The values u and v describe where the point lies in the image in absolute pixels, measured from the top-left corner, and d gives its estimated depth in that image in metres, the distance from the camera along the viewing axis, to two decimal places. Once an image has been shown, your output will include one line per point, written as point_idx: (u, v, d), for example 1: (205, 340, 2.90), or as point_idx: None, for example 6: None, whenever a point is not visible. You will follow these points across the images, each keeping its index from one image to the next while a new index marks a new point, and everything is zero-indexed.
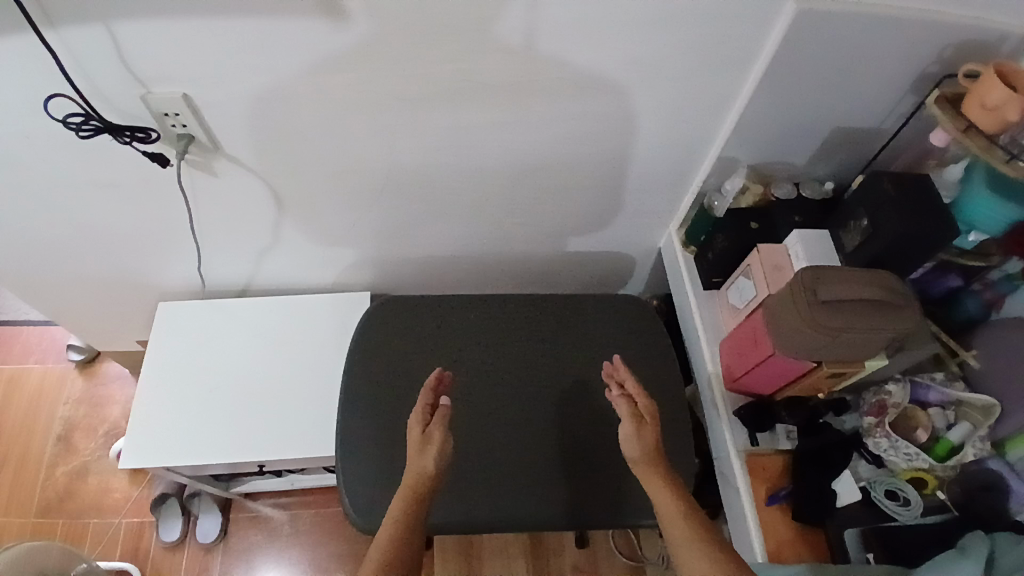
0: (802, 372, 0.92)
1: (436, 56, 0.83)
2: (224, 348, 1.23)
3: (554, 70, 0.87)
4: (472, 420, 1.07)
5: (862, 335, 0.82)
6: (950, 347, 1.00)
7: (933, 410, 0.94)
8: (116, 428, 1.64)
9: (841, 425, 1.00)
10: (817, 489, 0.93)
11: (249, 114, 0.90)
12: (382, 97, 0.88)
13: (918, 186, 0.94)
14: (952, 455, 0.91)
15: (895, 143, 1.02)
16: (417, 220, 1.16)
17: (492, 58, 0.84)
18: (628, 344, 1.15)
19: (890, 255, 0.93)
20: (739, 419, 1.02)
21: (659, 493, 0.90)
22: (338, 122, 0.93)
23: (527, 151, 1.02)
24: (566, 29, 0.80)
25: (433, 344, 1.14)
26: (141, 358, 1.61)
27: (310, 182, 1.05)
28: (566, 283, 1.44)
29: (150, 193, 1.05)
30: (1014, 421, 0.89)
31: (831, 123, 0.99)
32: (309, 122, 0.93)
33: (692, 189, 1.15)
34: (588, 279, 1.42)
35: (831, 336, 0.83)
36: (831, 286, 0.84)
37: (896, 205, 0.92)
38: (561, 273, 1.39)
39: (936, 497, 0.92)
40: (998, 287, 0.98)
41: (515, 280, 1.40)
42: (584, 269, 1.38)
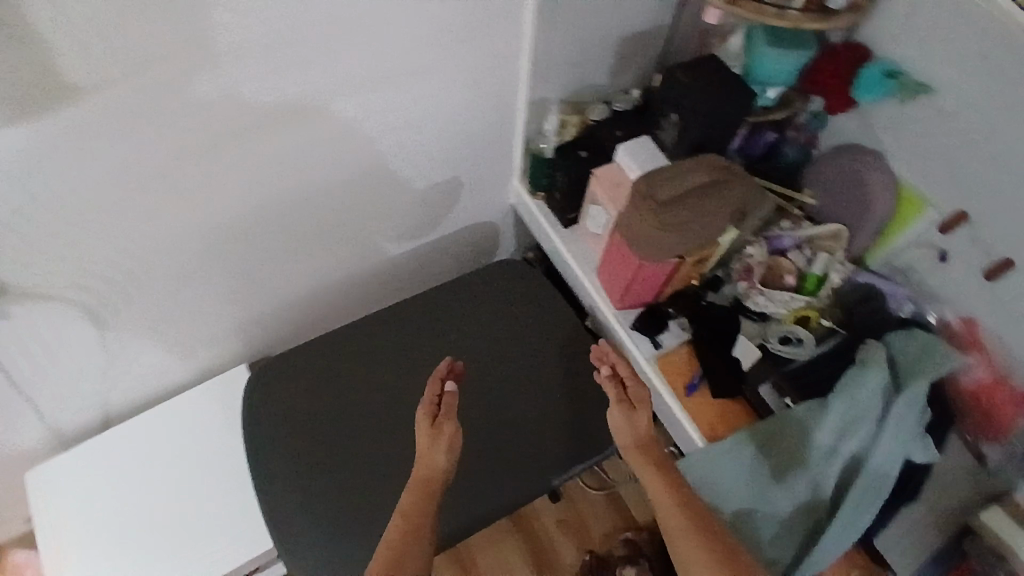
0: (671, 270, 0.99)
1: (195, 87, 0.78)
2: (119, 485, 1.12)
3: (327, 65, 0.84)
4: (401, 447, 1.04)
5: (708, 221, 0.89)
6: (786, 192, 1.06)
7: (792, 253, 1.03)
8: None
9: (722, 297, 1.06)
10: (724, 367, 1.00)
11: (22, 227, 0.81)
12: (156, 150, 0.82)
13: (706, 66, 0.98)
14: (823, 285, 1.02)
15: (676, 35, 1.08)
16: (263, 269, 1.10)
17: (267, 71, 0.81)
18: (516, 307, 1.16)
19: (707, 134, 0.98)
20: (638, 332, 1.06)
21: (652, 483, 0.88)
22: (127, 198, 0.85)
23: (341, 159, 0.99)
24: (314, 16, 0.78)
25: (332, 391, 1.08)
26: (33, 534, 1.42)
27: (128, 276, 0.95)
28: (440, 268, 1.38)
29: None
30: (860, 239, 1.01)
31: (615, 32, 1.01)
32: (94, 211, 0.84)
33: (518, 139, 1.15)
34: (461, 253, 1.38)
35: (681, 234, 0.89)
36: (666, 183, 0.89)
37: (697, 90, 0.95)
38: (431, 260, 1.35)
39: (823, 325, 1.01)
40: (810, 127, 1.07)
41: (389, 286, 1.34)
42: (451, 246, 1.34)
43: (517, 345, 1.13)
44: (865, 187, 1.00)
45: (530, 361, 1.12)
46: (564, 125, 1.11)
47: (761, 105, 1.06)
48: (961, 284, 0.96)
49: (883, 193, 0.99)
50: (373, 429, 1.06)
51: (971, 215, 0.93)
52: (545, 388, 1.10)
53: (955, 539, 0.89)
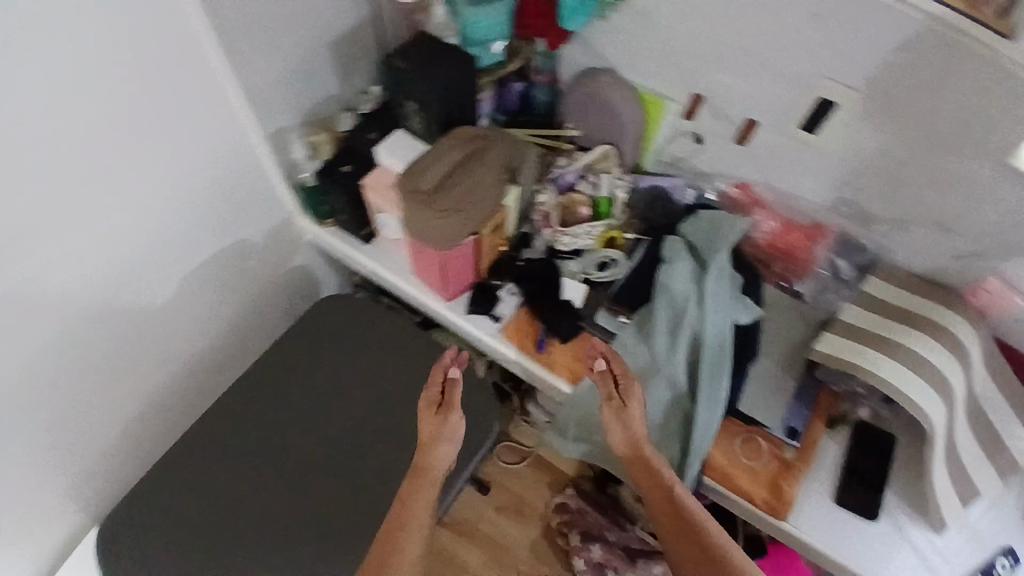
0: (473, 247, 0.98)
1: None
2: None
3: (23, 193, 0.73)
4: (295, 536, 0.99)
5: (478, 190, 0.88)
6: (552, 136, 1.14)
7: (580, 185, 1.10)
8: None
9: (536, 250, 1.09)
10: (561, 313, 1.03)
11: None
12: None
13: (418, 46, 0.96)
14: (614, 204, 1.09)
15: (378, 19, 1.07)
16: (71, 438, 0.94)
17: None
18: (357, 341, 1.12)
19: (448, 108, 0.97)
20: (474, 314, 1.05)
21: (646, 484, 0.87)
22: None
23: (98, 281, 0.87)
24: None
25: (200, 515, 0.99)
26: None
27: None
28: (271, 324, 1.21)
29: None
30: (628, 150, 1.11)
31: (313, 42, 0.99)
32: None
33: (277, 177, 1.05)
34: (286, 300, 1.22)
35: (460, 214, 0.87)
36: (427, 174, 0.88)
37: (421, 75, 0.93)
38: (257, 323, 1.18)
39: (629, 239, 1.09)
40: (546, 67, 1.11)
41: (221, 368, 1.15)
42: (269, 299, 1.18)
43: (371, 379, 1.10)
44: (610, 107, 1.06)
45: (389, 389, 1.09)
46: (317, 148, 1.05)
47: (493, 63, 1.06)
48: (719, 153, 1.05)
49: (625, 105, 1.05)
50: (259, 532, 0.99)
51: (704, 95, 1.00)
52: (413, 407, 1.07)
53: (797, 371, 0.99)
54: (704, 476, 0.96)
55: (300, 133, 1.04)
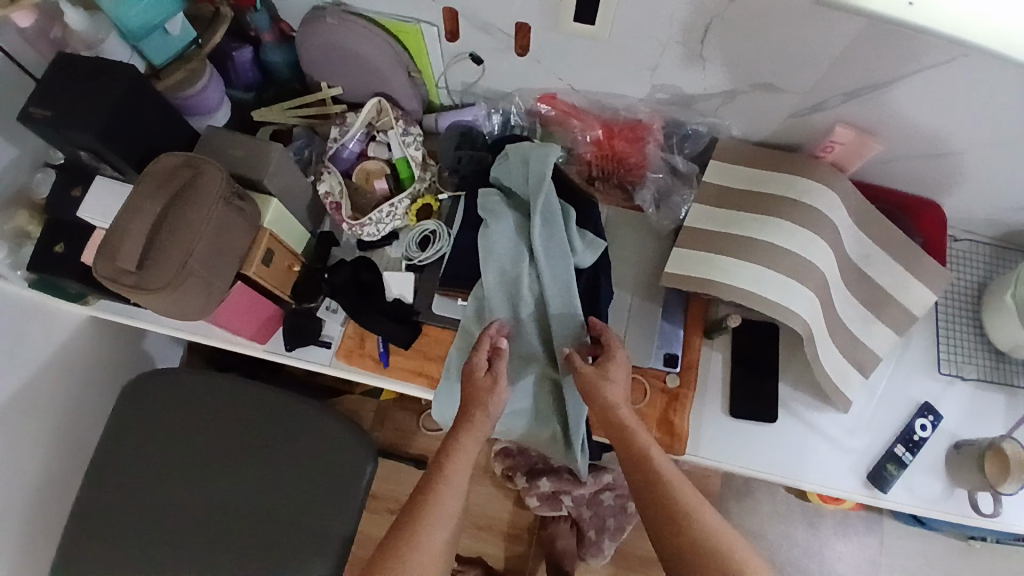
0: (250, 287, 0.81)
1: None
2: None
3: None
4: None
5: (195, 249, 0.69)
6: (315, 103, 0.92)
7: (370, 151, 0.92)
8: None
9: (347, 247, 0.94)
10: (389, 315, 0.87)
11: None
12: None
13: (52, 78, 0.72)
14: (413, 165, 0.90)
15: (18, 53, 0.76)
16: None
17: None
18: (190, 413, 0.97)
19: (140, 139, 0.76)
20: (298, 347, 0.89)
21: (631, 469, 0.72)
22: None
23: None
24: None
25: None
26: None
27: None
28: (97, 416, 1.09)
29: None
30: (407, 96, 0.91)
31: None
32: None
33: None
34: (101, 387, 1.09)
35: (181, 287, 0.70)
36: (120, 242, 0.68)
37: (68, 114, 0.71)
38: (80, 428, 1.05)
39: (444, 199, 0.93)
40: (260, 22, 0.84)
41: (64, 489, 1.04)
42: (82, 397, 1.05)
43: (217, 451, 0.96)
44: (364, 59, 0.85)
45: (239, 455, 0.95)
46: (25, 232, 0.82)
47: (186, 44, 0.81)
48: (508, 70, 0.88)
49: (377, 49, 0.84)
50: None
51: (456, 9, 0.79)
52: (275, 462, 0.94)
53: (662, 290, 0.90)
54: (593, 436, 0.90)
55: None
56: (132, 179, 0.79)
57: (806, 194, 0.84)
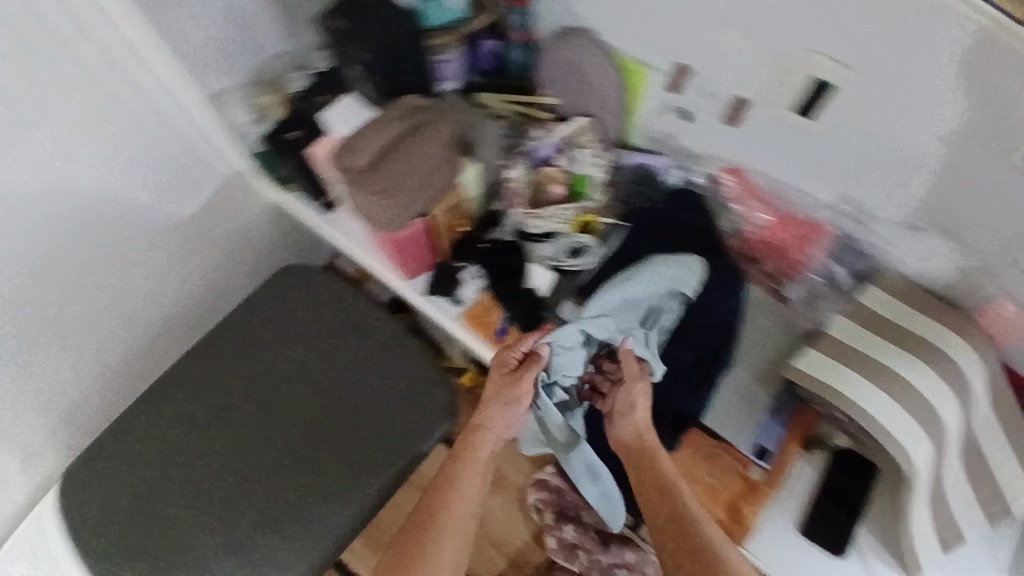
0: (428, 230, 0.91)
1: None
2: None
3: None
4: (230, 519, 0.98)
5: (414, 165, 0.80)
6: (527, 102, 1.02)
7: (557, 160, 0.98)
8: None
9: (504, 232, 0.99)
10: (521, 301, 0.95)
11: None
12: None
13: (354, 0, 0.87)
14: (591, 185, 0.99)
15: None
16: (26, 389, 0.98)
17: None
18: (317, 317, 1.07)
19: (398, 74, 0.89)
20: (434, 294, 1.00)
21: (653, 496, 0.82)
22: None
23: (20, 244, 0.88)
24: None
25: (147, 482, 0.99)
26: None
27: None
28: (232, 294, 1.20)
29: None
30: (610, 125, 0.99)
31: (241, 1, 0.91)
32: None
33: (228, 137, 1.01)
34: (247, 273, 1.20)
35: (393, 194, 0.80)
36: (358, 144, 0.81)
37: (359, 35, 0.85)
38: (218, 296, 1.18)
39: (606, 225, 0.99)
40: (518, 24, 0.98)
41: (184, 337, 1.16)
42: (233, 269, 1.17)
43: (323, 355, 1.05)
44: (590, 79, 0.94)
45: (342, 369, 1.04)
46: (267, 110, 0.98)
47: (453, 19, 0.97)
48: (706, 133, 0.94)
49: (602, 74, 0.93)
50: (199, 512, 0.98)
51: (693, 68, 0.87)
52: (365, 393, 1.03)
53: (773, 384, 0.91)
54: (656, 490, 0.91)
55: (246, 99, 0.98)
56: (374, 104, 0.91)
57: (954, 348, 0.82)
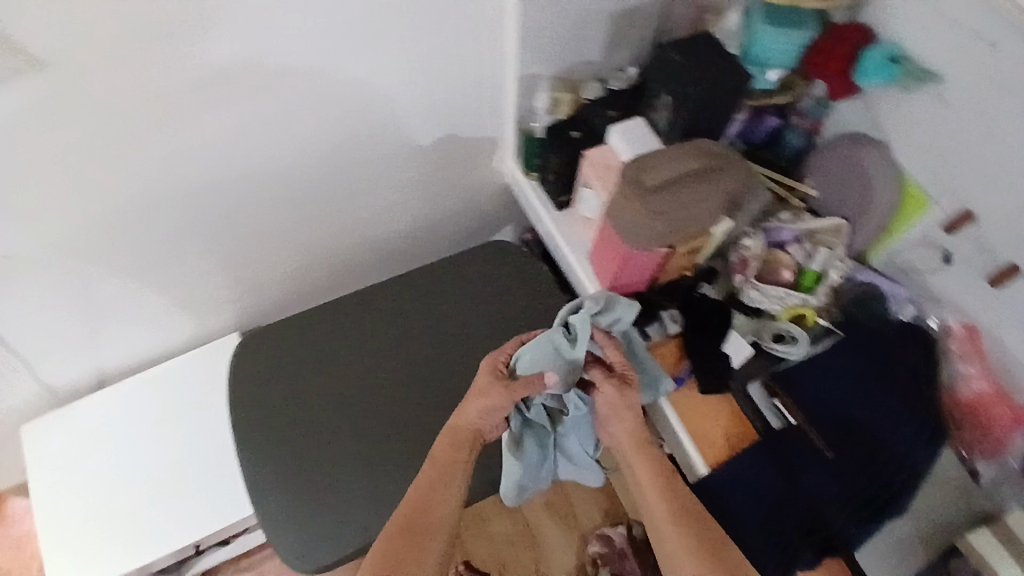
0: (661, 260, 0.94)
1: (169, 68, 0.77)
2: (126, 447, 1.11)
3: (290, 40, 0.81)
4: (376, 462, 1.00)
5: (699, 204, 0.85)
6: (786, 184, 1.02)
7: (792, 248, 0.98)
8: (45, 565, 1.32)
9: (714, 292, 1.00)
10: (710, 359, 0.95)
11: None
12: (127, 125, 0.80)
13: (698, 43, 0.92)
14: (819, 283, 0.97)
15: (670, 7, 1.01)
16: (248, 249, 1.07)
17: (241, 25, 0.77)
18: (523, 291, 1.12)
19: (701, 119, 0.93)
20: (626, 320, 1.00)
21: (650, 486, 0.88)
22: (83, 173, 0.82)
23: (317, 136, 0.96)
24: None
25: (311, 398, 1.04)
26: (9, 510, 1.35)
27: (94, 248, 0.92)
28: (432, 245, 1.30)
29: None
30: (861, 237, 0.98)
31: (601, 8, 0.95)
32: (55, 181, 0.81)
33: (510, 116, 1.08)
34: (452, 233, 1.31)
35: (668, 220, 0.85)
36: (655, 166, 0.85)
37: (688, 72, 0.89)
38: (421, 241, 1.28)
39: (819, 326, 0.98)
40: (812, 113, 1.02)
41: (378, 260, 1.27)
42: (445, 226, 1.28)
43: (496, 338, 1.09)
44: (867, 183, 0.96)
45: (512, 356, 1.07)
46: (557, 104, 1.03)
47: (764, 87, 0.97)
48: (966, 285, 0.93)
49: (883, 184, 0.95)
50: (353, 434, 1.01)
51: (976, 215, 0.87)
52: None
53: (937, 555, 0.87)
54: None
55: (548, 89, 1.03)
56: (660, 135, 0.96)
57: None
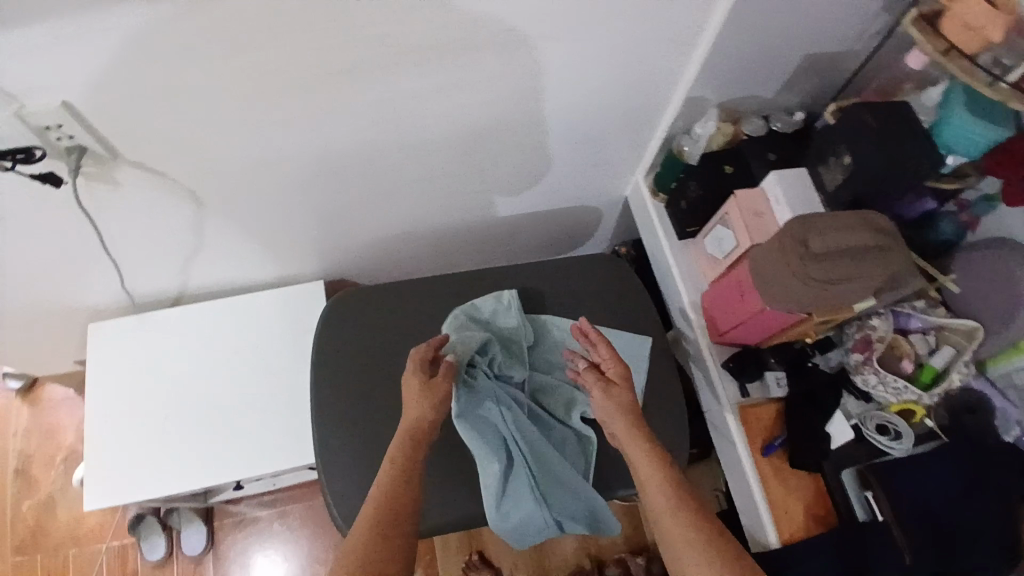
0: (791, 323, 0.87)
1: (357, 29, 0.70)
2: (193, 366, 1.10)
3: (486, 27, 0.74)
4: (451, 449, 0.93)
5: (861, 285, 0.78)
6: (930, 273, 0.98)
7: (915, 337, 0.94)
8: (75, 453, 1.33)
9: (827, 363, 0.97)
10: (809, 433, 0.93)
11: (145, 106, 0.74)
12: (294, 71, 0.74)
13: (890, 110, 0.87)
14: (938, 382, 0.92)
15: (866, 66, 0.94)
16: (364, 202, 1.04)
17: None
18: (630, 313, 1.07)
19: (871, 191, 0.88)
20: (727, 370, 0.98)
21: (644, 468, 0.82)
22: (235, 106, 0.77)
23: (469, 117, 0.90)
24: None
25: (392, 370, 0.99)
26: (52, 388, 1.36)
27: (220, 173, 0.88)
28: (532, 237, 1.28)
29: (30, 220, 0.86)
30: (991, 345, 0.93)
31: (796, 48, 0.89)
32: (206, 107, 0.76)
33: (660, 132, 1.03)
34: (555, 231, 1.28)
35: (821, 291, 0.78)
36: (828, 235, 0.78)
37: (879, 138, 0.84)
38: (524, 230, 1.25)
39: (925, 425, 0.95)
40: (975, 209, 0.96)
41: (477, 238, 1.23)
42: (551, 223, 1.25)
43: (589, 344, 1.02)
44: (1014, 300, 0.90)
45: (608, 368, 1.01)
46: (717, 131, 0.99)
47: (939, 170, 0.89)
48: None
49: None
50: None
51: None
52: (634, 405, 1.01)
53: None
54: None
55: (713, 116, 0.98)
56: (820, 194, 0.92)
57: None
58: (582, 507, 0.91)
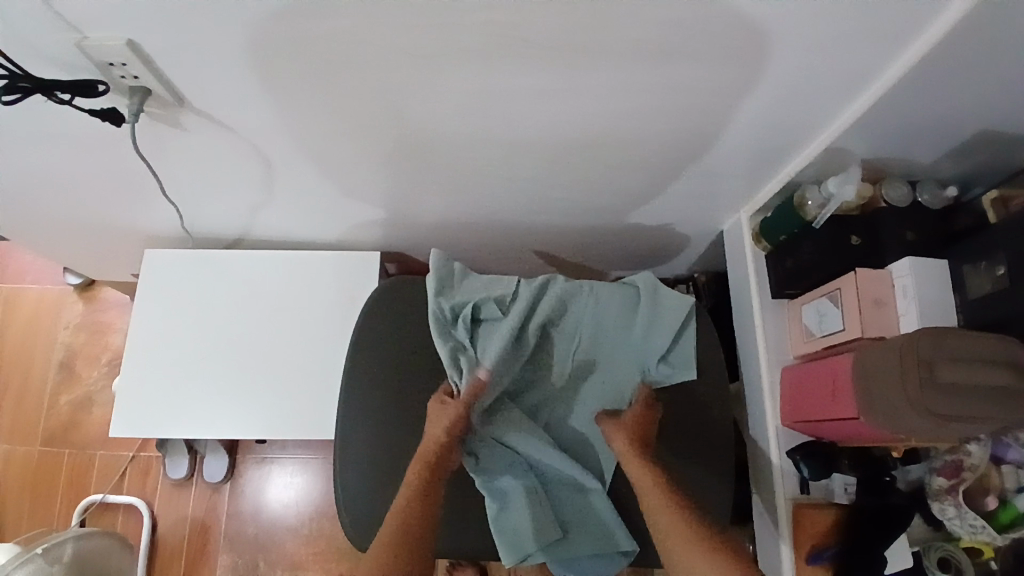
0: (884, 438, 0.77)
1: (455, 9, 0.61)
2: (233, 314, 1.07)
3: (607, 30, 0.64)
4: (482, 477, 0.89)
5: (982, 426, 0.67)
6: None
7: (1006, 469, 0.80)
8: (119, 358, 1.38)
9: (904, 475, 0.87)
10: (868, 555, 0.83)
11: (211, 57, 0.67)
12: (376, 45, 0.66)
13: None
14: (1017, 525, 0.78)
15: None
16: (436, 186, 0.96)
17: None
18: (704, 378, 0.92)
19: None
20: (792, 461, 0.88)
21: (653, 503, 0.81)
22: (307, 70, 0.70)
23: (567, 123, 0.80)
24: None
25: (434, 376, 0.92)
26: (110, 292, 1.41)
27: (286, 133, 0.82)
28: (609, 247, 1.17)
29: (95, 145, 0.83)
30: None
31: (975, 120, 0.73)
32: (277, 66, 0.69)
33: (781, 177, 0.90)
34: (636, 247, 1.17)
35: (933, 423, 0.67)
36: (959, 366, 0.66)
37: None
38: (601, 241, 1.14)
39: (988, 566, 0.83)
40: None
41: (550, 239, 1.14)
42: (632, 241, 1.14)
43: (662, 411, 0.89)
44: None
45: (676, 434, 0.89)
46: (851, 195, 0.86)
47: None
48: None
49: None
50: None
51: None
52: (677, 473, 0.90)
53: None
54: None
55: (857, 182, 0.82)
56: (958, 301, 0.77)
57: None
58: (595, 531, 0.88)
